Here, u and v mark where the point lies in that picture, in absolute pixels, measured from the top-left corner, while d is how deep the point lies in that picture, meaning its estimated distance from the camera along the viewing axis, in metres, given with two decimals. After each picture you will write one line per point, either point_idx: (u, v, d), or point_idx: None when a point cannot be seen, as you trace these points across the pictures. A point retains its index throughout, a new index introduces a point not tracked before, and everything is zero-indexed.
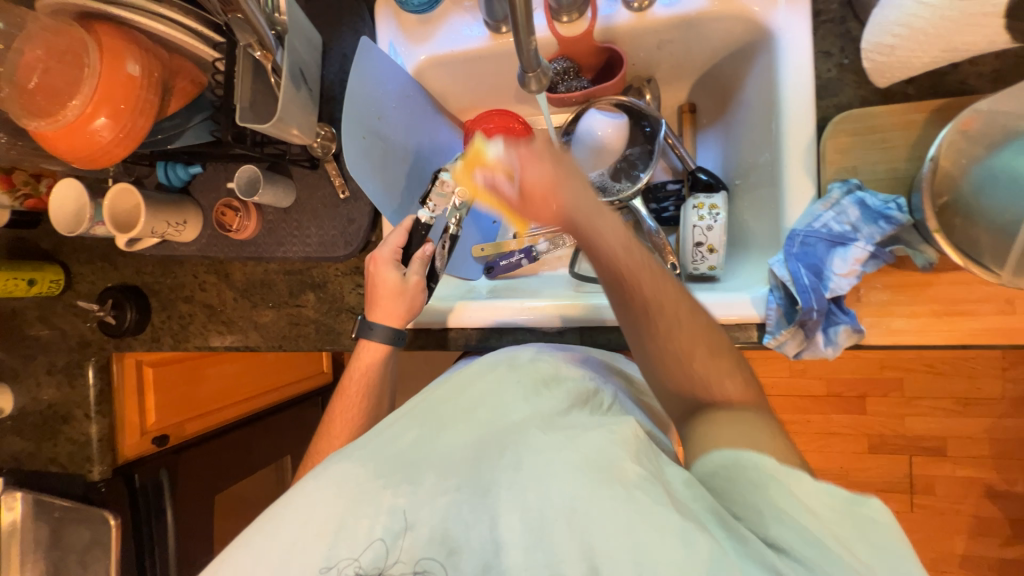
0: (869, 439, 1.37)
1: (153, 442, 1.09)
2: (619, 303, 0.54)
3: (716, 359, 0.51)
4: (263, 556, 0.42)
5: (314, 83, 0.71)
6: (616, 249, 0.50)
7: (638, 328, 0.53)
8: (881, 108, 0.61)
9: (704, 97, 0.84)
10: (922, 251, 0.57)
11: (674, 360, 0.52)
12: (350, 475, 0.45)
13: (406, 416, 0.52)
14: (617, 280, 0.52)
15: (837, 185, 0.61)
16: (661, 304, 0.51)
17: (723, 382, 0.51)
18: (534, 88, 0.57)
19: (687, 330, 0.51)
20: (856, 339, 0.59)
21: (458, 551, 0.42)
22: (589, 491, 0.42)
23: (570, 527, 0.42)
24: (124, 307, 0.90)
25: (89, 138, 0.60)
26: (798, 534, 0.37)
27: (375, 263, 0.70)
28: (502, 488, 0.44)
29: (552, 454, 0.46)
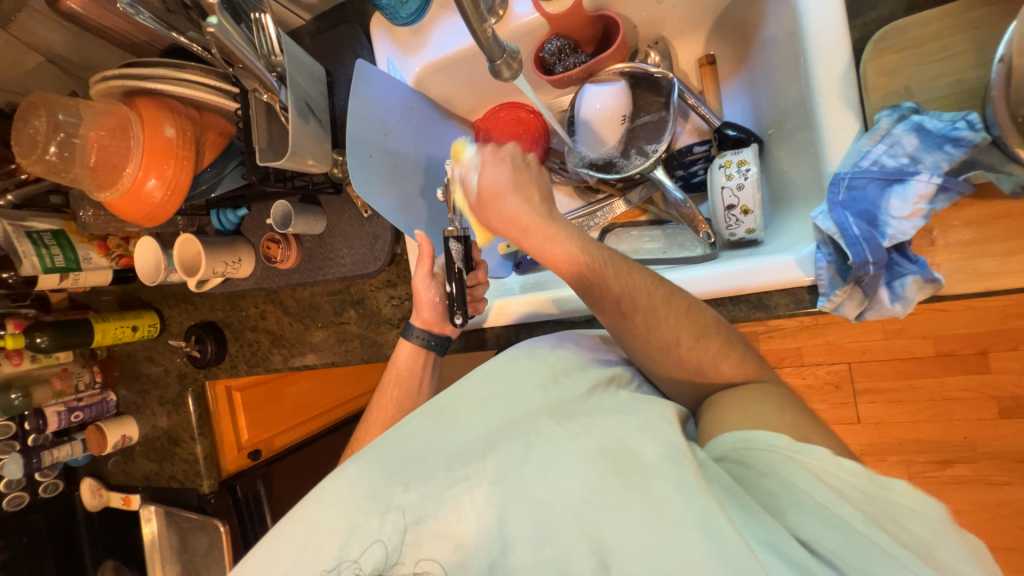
0: (998, 401, 1.16)
1: (249, 456, 1.24)
2: (608, 317, 0.54)
3: (703, 340, 0.51)
4: (281, 557, 0.44)
5: (323, 114, 0.76)
6: (578, 252, 0.54)
7: (618, 329, 0.54)
8: (933, 11, 0.51)
9: (723, 43, 0.76)
10: (1009, 172, 0.46)
11: (659, 349, 0.53)
12: (365, 473, 0.46)
13: (423, 413, 0.51)
14: (581, 281, 0.54)
15: (885, 113, 0.52)
16: (633, 298, 0.52)
17: (715, 363, 0.51)
18: (507, 74, 0.54)
19: (666, 319, 0.51)
20: (933, 290, 0.50)
21: (464, 547, 0.41)
22: (601, 482, 0.41)
23: (580, 524, 0.40)
24: (205, 340, 1.02)
25: (146, 199, 0.69)
26: (822, 521, 0.36)
27: (415, 290, 0.74)
28: (512, 480, 0.43)
29: (564, 444, 0.44)
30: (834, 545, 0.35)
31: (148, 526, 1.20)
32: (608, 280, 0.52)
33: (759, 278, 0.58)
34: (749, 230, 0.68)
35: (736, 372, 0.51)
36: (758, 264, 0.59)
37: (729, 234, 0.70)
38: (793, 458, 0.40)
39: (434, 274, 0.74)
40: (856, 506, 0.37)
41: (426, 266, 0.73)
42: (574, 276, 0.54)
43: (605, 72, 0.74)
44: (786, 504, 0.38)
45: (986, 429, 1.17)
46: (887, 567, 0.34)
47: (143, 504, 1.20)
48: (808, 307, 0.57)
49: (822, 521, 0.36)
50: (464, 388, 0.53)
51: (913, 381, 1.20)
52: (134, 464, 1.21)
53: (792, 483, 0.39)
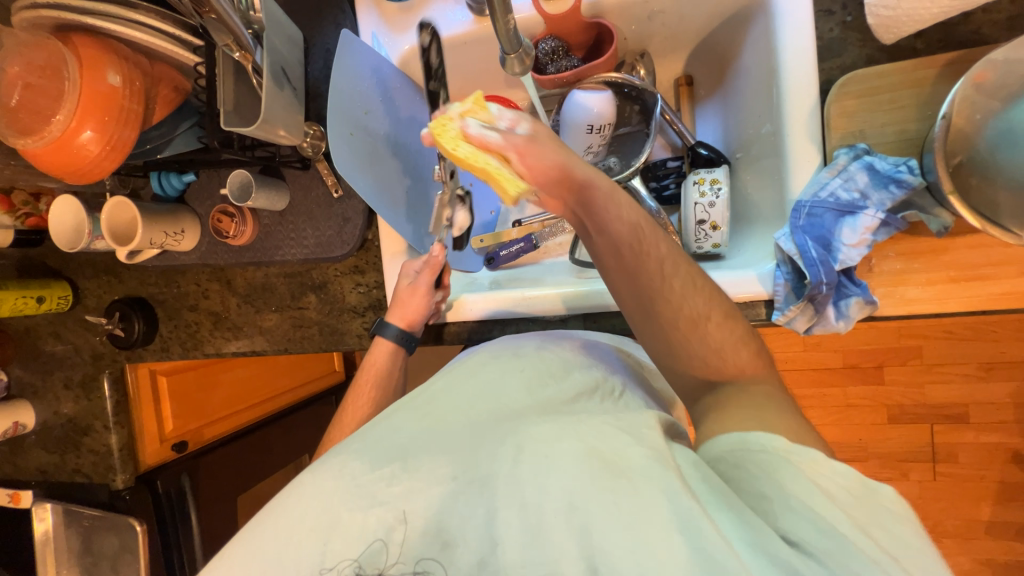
0: (889, 409, 1.34)
1: (173, 448, 1.12)
2: (631, 275, 0.51)
3: (730, 321, 0.52)
4: (257, 556, 0.42)
5: (298, 82, 0.70)
6: (634, 223, 0.50)
7: (649, 295, 0.51)
8: (887, 66, 0.58)
9: (701, 67, 0.81)
10: (937, 215, 0.54)
11: (691, 326, 0.51)
12: (348, 469, 0.45)
13: (402, 410, 0.52)
14: (632, 246, 0.50)
15: (843, 151, 0.58)
16: (678, 265, 0.51)
17: (736, 346, 0.51)
18: (518, 71, 0.55)
19: (701, 297, 0.51)
20: (869, 311, 0.57)
21: (454, 545, 0.41)
22: (590, 483, 0.42)
23: (569, 525, 0.40)
24: (132, 318, 0.91)
25: (78, 152, 0.59)
26: (809, 524, 0.37)
27: (411, 291, 0.72)
28: (501, 480, 0.43)
29: (552, 444, 0.44)
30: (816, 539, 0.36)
31: (41, 525, 1.06)
32: (659, 247, 0.50)
33: (727, 289, 0.62)
34: (715, 245, 0.73)
35: (750, 359, 0.52)
36: (726, 277, 0.63)
37: (697, 247, 0.74)
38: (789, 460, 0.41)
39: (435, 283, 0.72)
40: (843, 508, 0.38)
41: (432, 275, 0.71)
42: (627, 239, 0.50)
43: (593, 79, 0.75)
44: (777, 505, 0.39)
45: (877, 432, 1.36)
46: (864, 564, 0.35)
47: (37, 501, 1.05)
48: (764, 319, 0.63)
49: (812, 522, 0.37)
50: (446, 381, 0.55)
51: (825, 388, 1.37)
52: (29, 455, 1.05)
53: (784, 484, 0.40)
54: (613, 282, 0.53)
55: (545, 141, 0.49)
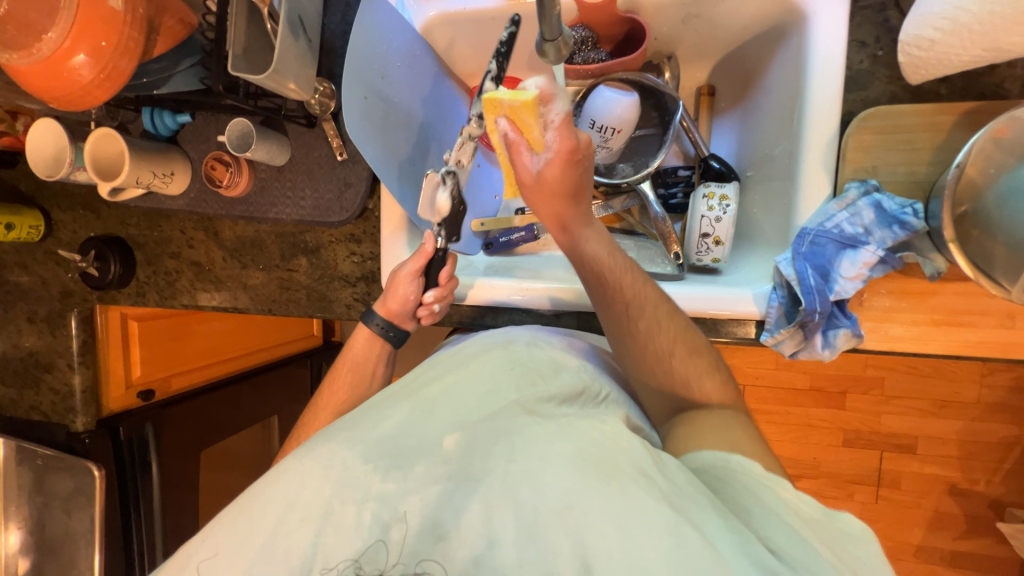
0: (845, 433, 1.41)
1: (139, 395, 1.08)
2: (601, 305, 0.60)
3: (694, 357, 0.59)
4: (246, 541, 0.43)
5: (315, 34, 0.67)
6: (600, 253, 0.58)
7: (619, 333, 0.60)
8: (909, 107, 0.58)
9: (724, 79, 0.80)
10: (932, 260, 0.56)
11: (655, 361, 0.58)
12: (340, 457, 0.46)
13: (394, 399, 0.52)
14: (602, 285, 0.59)
15: (854, 184, 0.59)
16: (643, 306, 0.58)
17: (700, 380, 0.58)
18: (552, 58, 0.52)
19: (668, 332, 0.58)
20: (854, 343, 0.59)
21: (448, 538, 0.42)
22: (582, 485, 0.42)
23: (564, 526, 0.41)
24: (108, 259, 0.87)
25: (68, 76, 0.56)
26: (784, 533, 0.40)
27: (394, 278, 0.67)
28: (494, 478, 0.44)
29: (545, 444, 0.45)
30: (790, 547, 0.39)
31: None
32: (625, 285, 0.58)
33: (721, 305, 0.63)
34: (715, 259, 0.74)
35: (716, 391, 0.59)
36: (723, 293, 0.64)
37: (696, 259, 0.75)
38: (766, 483, 0.45)
39: (421, 274, 0.67)
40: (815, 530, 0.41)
41: (418, 265, 0.66)
42: (596, 275, 0.59)
43: (619, 74, 0.74)
44: (755, 515, 0.42)
45: (831, 454, 1.42)
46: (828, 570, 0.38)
47: None
48: (752, 338, 0.64)
49: (784, 530, 0.40)
50: (435, 371, 0.55)
51: (789, 407, 1.42)
52: None
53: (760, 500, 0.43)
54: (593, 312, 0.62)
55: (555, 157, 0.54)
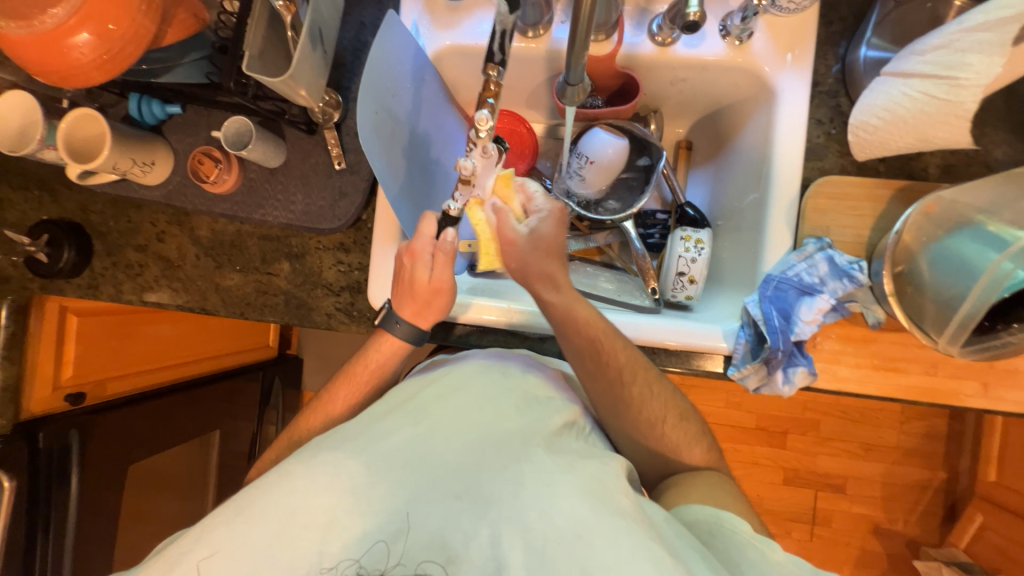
0: (785, 472, 1.50)
1: (67, 399, 0.98)
2: (592, 367, 0.63)
3: (682, 422, 0.67)
4: (254, 536, 0.48)
5: (329, 46, 0.68)
6: (590, 319, 0.62)
7: (612, 399, 0.64)
8: (855, 179, 0.68)
9: (701, 136, 0.90)
10: (873, 310, 0.64)
11: (649, 427, 0.66)
12: (344, 466, 0.51)
13: (400, 414, 0.56)
14: (594, 351, 0.62)
15: (812, 240, 0.67)
16: (633, 371, 0.64)
17: (690, 444, 0.67)
18: (570, 101, 0.57)
19: (658, 399, 0.66)
20: (809, 381, 0.65)
21: (456, 556, 0.49)
22: (590, 516, 0.48)
23: (572, 551, 0.47)
24: (62, 245, 0.80)
25: (67, 53, 0.54)
26: None
27: (436, 290, 0.64)
28: (503, 504, 0.50)
29: (552, 476, 0.51)
30: None
31: None
32: (619, 349, 0.63)
33: (694, 338, 0.68)
34: (688, 296, 0.80)
35: (702, 455, 0.68)
36: (696, 327, 0.69)
37: (671, 295, 0.81)
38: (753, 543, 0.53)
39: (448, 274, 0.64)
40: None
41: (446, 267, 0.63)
42: (588, 344, 0.62)
43: (612, 122, 0.81)
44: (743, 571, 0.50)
45: (773, 491, 1.51)
46: None
47: None
48: (720, 372, 0.69)
49: None
50: (440, 388, 0.58)
51: (736, 444, 1.50)
52: None
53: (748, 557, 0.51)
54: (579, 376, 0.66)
55: (548, 220, 0.61)
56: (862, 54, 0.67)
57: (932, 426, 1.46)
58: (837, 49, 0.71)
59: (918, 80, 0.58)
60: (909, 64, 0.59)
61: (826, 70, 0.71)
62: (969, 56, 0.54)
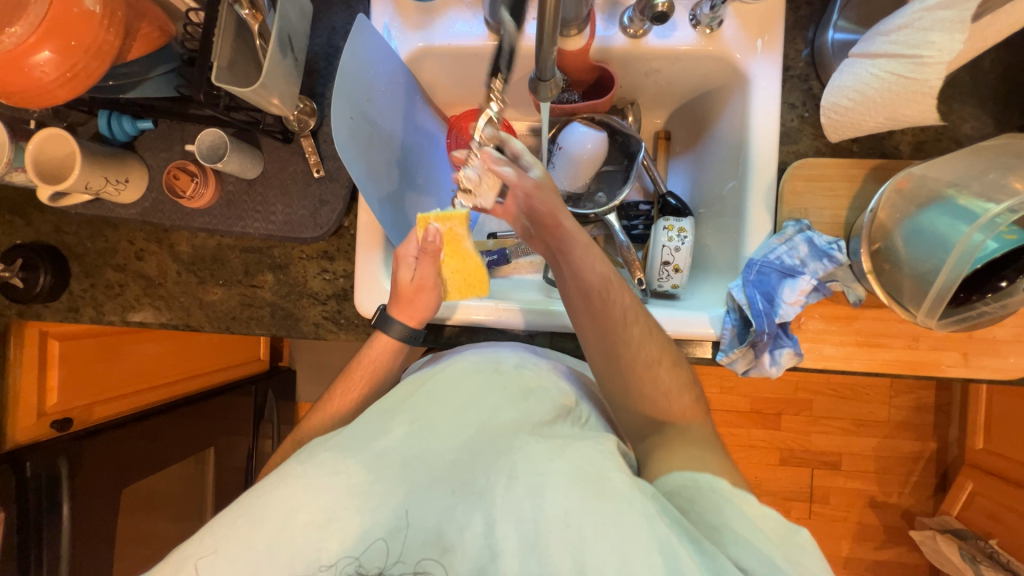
0: (781, 452, 1.52)
1: (52, 426, 0.96)
2: (596, 309, 0.63)
3: (675, 369, 0.64)
4: (250, 542, 0.47)
5: (300, 53, 0.68)
6: (601, 271, 0.63)
7: (611, 338, 0.63)
8: (830, 160, 0.69)
9: (679, 126, 0.90)
10: (852, 288, 0.64)
11: (645, 369, 0.63)
12: (343, 466, 0.51)
13: (396, 415, 0.57)
14: (599, 290, 0.63)
15: (791, 223, 0.68)
16: (631, 313, 0.63)
17: (678, 392, 0.63)
18: (544, 97, 0.57)
19: (654, 342, 0.64)
20: (795, 361, 0.66)
21: (451, 550, 0.48)
22: (581, 501, 0.49)
23: (566, 537, 0.48)
24: (37, 269, 0.78)
25: (29, 73, 0.52)
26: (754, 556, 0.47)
27: (420, 288, 0.66)
28: (496, 495, 0.51)
29: (546, 463, 0.52)
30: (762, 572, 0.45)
31: None
32: (624, 294, 0.64)
33: (681, 326, 0.69)
34: (674, 285, 0.80)
35: (687, 407, 0.64)
36: (683, 315, 0.70)
37: (658, 285, 0.81)
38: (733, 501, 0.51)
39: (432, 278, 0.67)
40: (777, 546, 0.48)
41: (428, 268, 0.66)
42: (597, 286, 0.63)
43: (589, 116, 0.81)
44: (726, 538, 0.48)
45: (771, 472, 1.53)
46: None
47: None
48: (709, 358, 0.70)
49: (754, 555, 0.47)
50: (435, 390, 0.60)
51: (731, 428, 1.52)
52: None
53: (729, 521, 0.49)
54: (577, 322, 0.65)
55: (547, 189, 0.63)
56: (830, 37, 0.68)
57: (921, 399, 1.49)
58: (806, 33, 0.72)
59: (885, 60, 0.59)
60: (876, 45, 0.60)
61: (796, 54, 0.72)
62: (932, 35, 0.55)
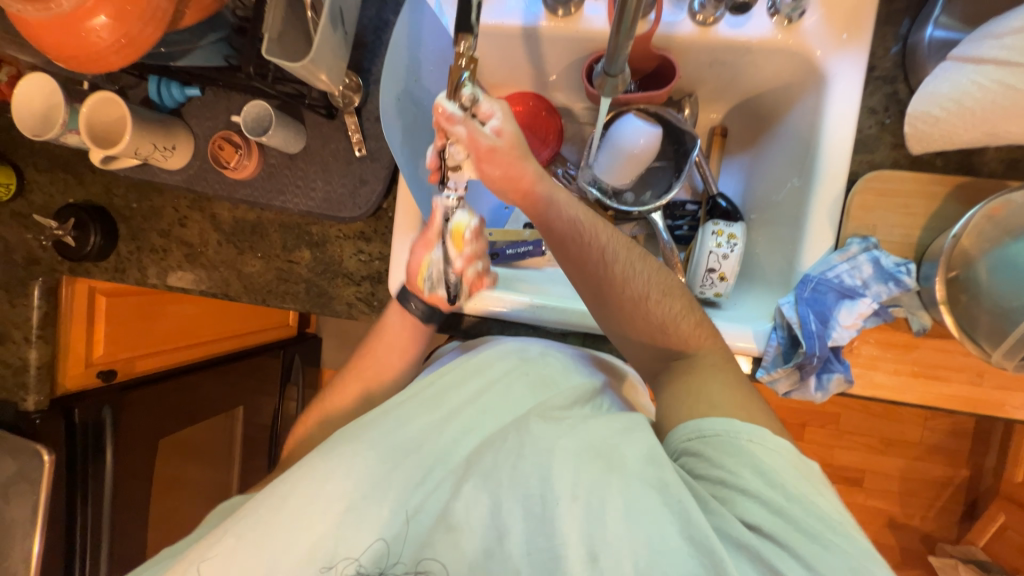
0: None
1: (98, 376, 1.01)
2: (577, 256, 0.59)
3: (669, 298, 0.60)
4: (268, 535, 0.50)
5: (350, 26, 0.65)
6: (578, 215, 0.58)
7: (596, 284, 0.60)
8: (909, 174, 0.63)
9: (737, 122, 0.84)
10: (918, 315, 0.61)
11: (634, 305, 0.60)
12: (359, 456, 0.55)
13: (412, 402, 0.60)
14: (576, 235, 0.58)
15: (856, 240, 0.63)
16: (613, 250, 0.60)
17: (677, 321, 0.60)
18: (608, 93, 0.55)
19: (642, 276, 0.60)
20: (845, 387, 0.62)
21: (455, 530, 0.50)
22: (587, 476, 0.51)
23: (572, 512, 0.50)
24: (88, 229, 0.80)
25: (86, 37, 0.52)
26: (768, 510, 0.48)
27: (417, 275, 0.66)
28: (502, 473, 0.53)
29: (553, 442, 0.54)
30: (773, 522, 0.47)
31: None
32: (599, 232, 0.59)
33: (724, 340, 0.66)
34: (717, 294, 0.76)
35: (693, 332, 0.60)
36: (726, 328, 0.66)
37: (700, 291, 0.77)
38: (739, 438, 0.52)
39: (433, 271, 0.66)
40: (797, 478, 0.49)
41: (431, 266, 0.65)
42: (569, 230, 0.58)
43: (644, 107, 0.76)
44: (738, 494, 0.49)
45: None
46: (821, 541, 0.46)
47: None
48: (750, 375, 0.67)
49: (765, 508, 0.48)
50: (453, 378, 0.62)
51: None
52: None
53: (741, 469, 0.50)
54: (565, 271, 0.62)
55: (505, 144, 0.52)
56: (928, 34, 0.61)
57: (958, 424, 1.42)
58: (898, 28, 0.65)
59: (993, 68, 0.53)
60: (984, 49, 0.54)
61: (884, 53, 0.65)
62: None
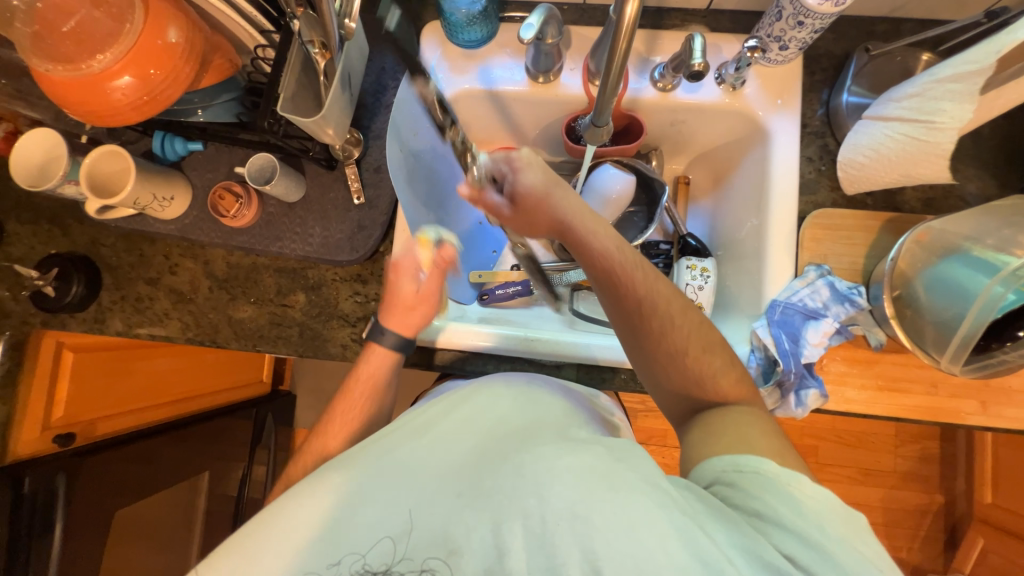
0: None
1: (55, 441, 0.93)
2: (613, 298, 0.64)
3: (709, 354, 0.63)
4: (280, 540, 0.53)
5: (355, 89, 0.73)
6: (612, 253, 0.63)
7: (634, 327, 0.64)
8: (847, 211, 0.73)
9: (697, 171, 0.95)
10: (874, 332, 0.68)
11: (673, 358, 0.63)
12: (361, 474, 0.56)
13: (411, 431, 0.61)
14: (613, 279, 0.63)
15: (812, 267, 0.71)
16: (654, 303, 0.62)
17: (715, 377, 0.62)
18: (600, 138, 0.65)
19: (682, 330, 0.63)
20: (821, 402, 0.66)
21: (458, 551, 0.51)
22: (587, 495, 0.50)
23: (571, 530, 0.49)
24: (70, 279, 0.79)
25: (107, 95, 0.56)
26: (804, 545, 0.46)
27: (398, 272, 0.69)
28: (502, 494, 0.53)
29: (553, 463, 0.53)
30: (809, 557, 0.45)
31: None
32: (638, 281, 0.62)
33: None
34: None
35: (731, 388, 0.62)
36: None
37: None
38: (778, 477, 0.50)
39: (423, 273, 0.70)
40: (833, 518, 0.47)
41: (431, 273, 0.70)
42: (605, 268, 0.63)
43: (617, 159, 0.86)
44: (772, 526, 0.47)
45: None
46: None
47: None
48: None
49: (803, 542, 0.46)
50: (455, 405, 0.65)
51: None
52: None
53: (778, 502, 0.48)
54: (605, 308, 0.67)
55: None
56: (844, 99, 0.75)
57: (925, 449, 1.49)
58: (820, 95, 0.78)
59: (898, 123, 0.65)
60: (888, 110, 0.66)
61: (812, 113, 0.78)
62: (943, 103, 0.60)
